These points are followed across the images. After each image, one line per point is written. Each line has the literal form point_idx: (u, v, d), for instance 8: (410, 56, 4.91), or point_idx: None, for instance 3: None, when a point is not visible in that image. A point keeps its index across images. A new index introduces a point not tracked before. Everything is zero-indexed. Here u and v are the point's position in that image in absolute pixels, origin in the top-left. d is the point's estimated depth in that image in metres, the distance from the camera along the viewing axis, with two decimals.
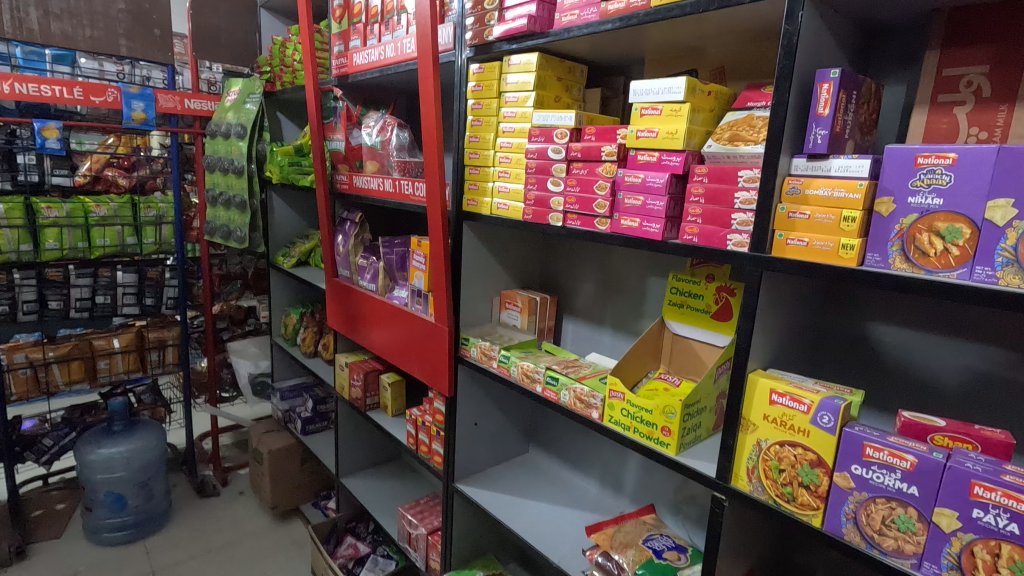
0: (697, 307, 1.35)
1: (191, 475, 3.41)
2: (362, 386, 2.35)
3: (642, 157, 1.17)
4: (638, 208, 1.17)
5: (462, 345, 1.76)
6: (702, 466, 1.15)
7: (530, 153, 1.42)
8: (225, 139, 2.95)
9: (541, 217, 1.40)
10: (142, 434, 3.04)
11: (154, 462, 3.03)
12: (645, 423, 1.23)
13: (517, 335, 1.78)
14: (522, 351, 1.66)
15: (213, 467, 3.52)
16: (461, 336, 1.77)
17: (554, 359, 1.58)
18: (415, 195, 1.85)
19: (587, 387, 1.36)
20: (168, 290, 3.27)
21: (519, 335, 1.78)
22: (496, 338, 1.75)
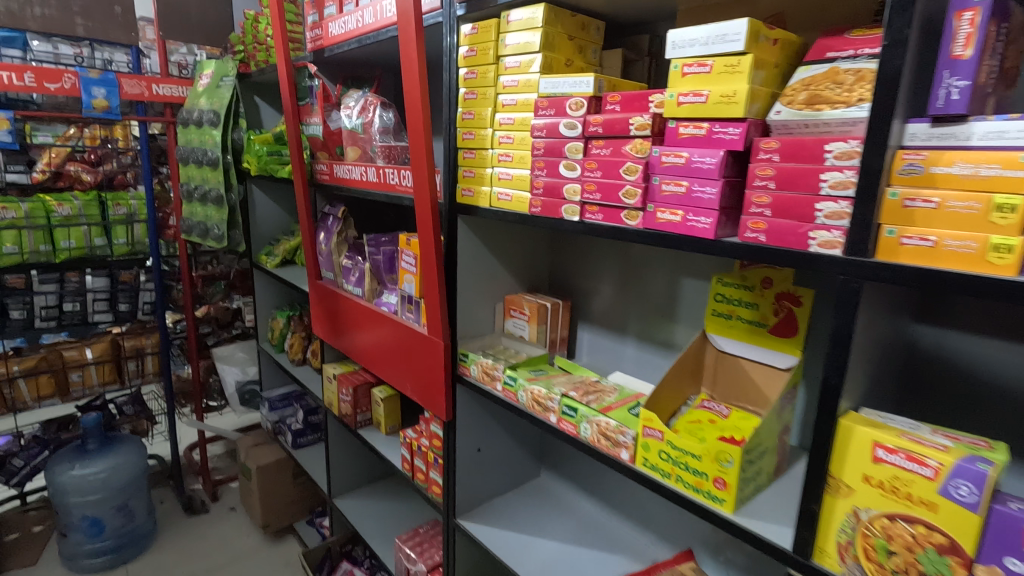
0: (750, 319, 1.08)
1: (177, 491, 3.18)
2: (351, 402, 2.10)
3: (684, 129, 0.89)
4: (681, 198, 0.89)
5: (462, 363, 1.50)
6: (769, 532, 0.90)
7: (537, 130, 1.14)
8: (198, 128, 2.67)
9: (552, 210, 1.12)
10: (120, 451, 2.79)
11: (134, 482, 2.79)
12: (692, 471, 0.97)
13: (526, 348, 1.51)
14: (533, 371, 1.39)
15: (202, 481, 3.29)
16: (459, 351, 1.51)
17: (570, 379, 1.32)
18: (401, 185, 1.58)
19: (614, 421, 1.09)
20: (145, 294, 3.01)
21: (528, 349, 1.51)
22: (501, 354, 1.49)
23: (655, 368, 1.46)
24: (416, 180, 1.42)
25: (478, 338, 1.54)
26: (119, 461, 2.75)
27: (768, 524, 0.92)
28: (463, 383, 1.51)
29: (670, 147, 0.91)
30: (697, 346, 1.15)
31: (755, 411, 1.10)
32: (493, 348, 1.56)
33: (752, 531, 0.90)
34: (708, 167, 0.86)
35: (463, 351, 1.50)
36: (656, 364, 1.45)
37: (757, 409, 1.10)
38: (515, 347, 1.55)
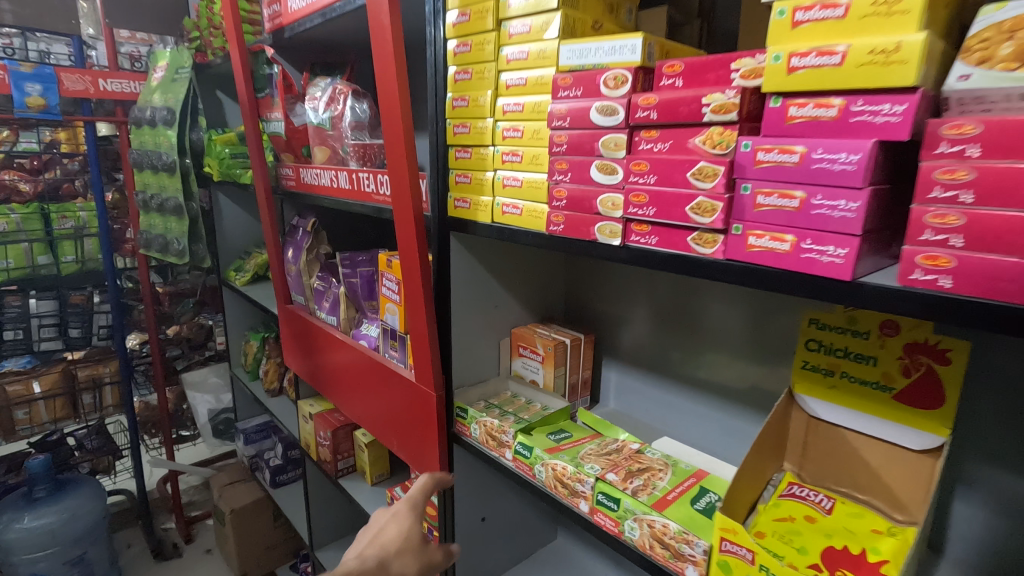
0: (864, 379, 0.77)
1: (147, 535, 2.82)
2: (330, 447, 1.78)
3: (799, 110, 0.56)
4: (791, 216, 0.58)
5: (460, 419, 1.19)
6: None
7: (555, 118, 0.82)
8: (151, 127, 2.30)
9: (580, 229, 0.81)
10: (76, 495, 2.47)
11: (92, 530, 2.48)
12: None
13: (541, 397, 1.20)
14: (552, 435, 1.07)
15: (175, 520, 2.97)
16: (456, 402, 1.20)
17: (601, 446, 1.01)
18: (378, 193, 1.26)
19: (674, 523, 0.78)
20: (100, 317, 2.67)
21: (543, 399, 1.20)
22: (510, 406, 1.17)
23: (699, 419, 1.16)
24: (396, 188, 1.10)
25: (480, 386, 1.23)
26: (72, 508, 2.42)
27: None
28: (461, 444, 1.20)
29: (773, 139, 0.59)
30: (781, 413, 0.83)
31: (884, 512, 0.77)
32: (498, 397, 1.25)
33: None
34: (841, 169, 0.54)
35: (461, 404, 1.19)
36: (701, 414, 1.16)
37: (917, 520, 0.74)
38: (526, 395, 1.23)
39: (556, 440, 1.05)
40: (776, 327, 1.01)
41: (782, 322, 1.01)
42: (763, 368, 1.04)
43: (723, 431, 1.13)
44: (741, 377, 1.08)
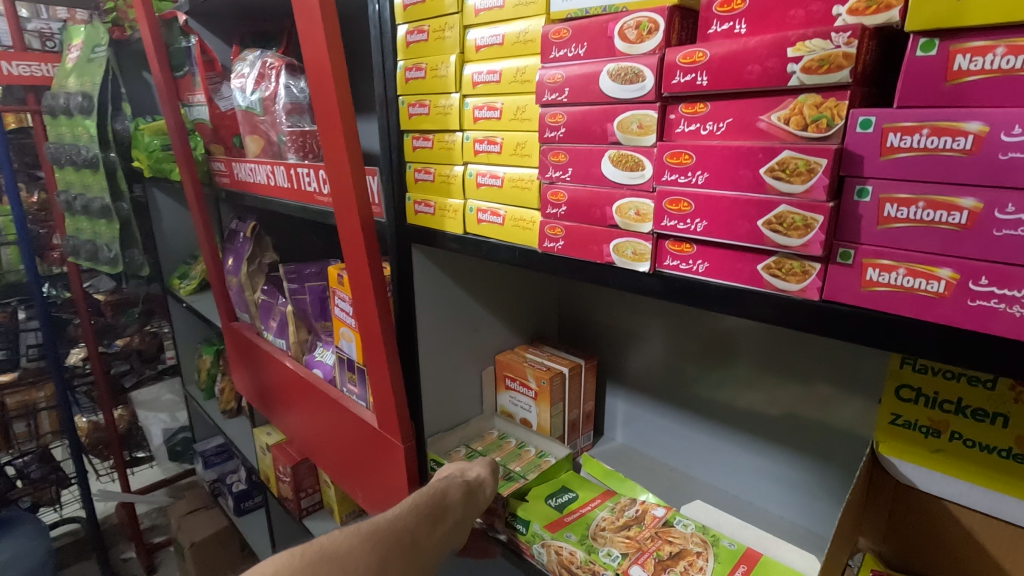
0: (985, 443, 0.56)
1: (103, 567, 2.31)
2: (291, 483, 1.53)
3: (976, 60, 0.33)
4: (951, 240, 0.36)
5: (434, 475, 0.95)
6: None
7: (546, 91, 0.58)
8: (68, 118, 1.90)
9: (588, 249, 0.58)
10: (15, 536, 1.93)
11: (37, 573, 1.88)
12: None
13: (534, 441, 0.97)
14: (552, 499, 0.84)
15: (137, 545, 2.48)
16: (430, 452, 0.97)
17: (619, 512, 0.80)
18: (321, 193, 1.01)
19: None
20: (28, 335, 2.17)
21: (538, 443, 0.97)
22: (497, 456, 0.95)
23: (725, 459, 0.95)
24: (337, 189, 0.85)
25: (458, 431, 1.00)
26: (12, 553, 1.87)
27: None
28: None
29: (922, 112, 0.36)
30: (862, 483, 0.62)
31: None
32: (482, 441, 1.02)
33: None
34: None
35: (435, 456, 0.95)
36: (725, 452, 0.94)
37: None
38: (517, 436, 1.01)
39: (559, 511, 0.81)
40: (823, 353, 0.80)
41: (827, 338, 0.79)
42: (801, 393, 0.83)
43: (755, 473, 0.91)
44: (774, 404, 0.86)
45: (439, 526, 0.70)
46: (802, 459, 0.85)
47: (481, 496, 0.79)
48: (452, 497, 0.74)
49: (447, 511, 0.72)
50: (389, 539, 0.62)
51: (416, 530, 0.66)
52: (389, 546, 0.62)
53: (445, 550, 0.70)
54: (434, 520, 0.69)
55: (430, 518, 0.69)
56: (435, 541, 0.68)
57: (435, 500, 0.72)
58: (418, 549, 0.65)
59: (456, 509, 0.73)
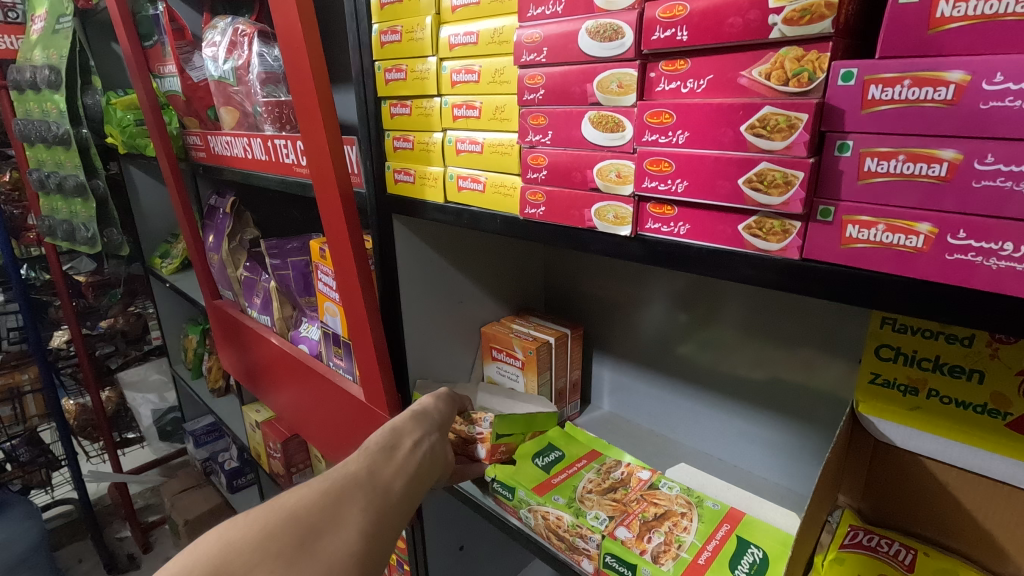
0: (962, 400, 0.57)
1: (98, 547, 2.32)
2: (282, 460, 1.54)
3: (959, 6, 0.33)
4: (931, 194, 0.35)
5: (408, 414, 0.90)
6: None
7: (525, 52, 0.56)
8: (36, 93, 1.82)
9: (569, 213, 0.57)
10: (10, 517, 1.94)
11: (31, 554, 1.91)
12: None
13: (517, 408, 0.95)
14: (538, 459, 0.86)
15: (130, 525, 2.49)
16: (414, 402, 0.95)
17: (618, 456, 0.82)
18: (299, 165, 0.99)
19: None
20: (8, 318, 2.13)
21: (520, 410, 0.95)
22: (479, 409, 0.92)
23: (711, 423, 0.96)
24: (315, 160, 0.83)
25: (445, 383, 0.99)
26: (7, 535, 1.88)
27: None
28: None
29: (903, 62, 0.35)
30: (842, 442, 0.64)
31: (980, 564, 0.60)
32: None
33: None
34: None
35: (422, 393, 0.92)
36: (710, 417, 0.95)
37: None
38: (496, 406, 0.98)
39: (546, 471, 0.83)
40: (803, 317, 0.80)
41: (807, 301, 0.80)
42: (783, 355, 0.84)
43: (739, 437, 0.92)
44: (758, 366, 0.87)
45: (400, 451, 0.66)
46: (784, 421, 0.87)
47: (434, 419, 0.76)
48: (400, 427, 0.71)
49: (399, 437, 0.68)
50: (344, 478, 0.57)
51: (374, 461, 0.61)
52: (346, 482, 0.56)
53: (422, 466, 0.66)
54: (392, 449, 0.65)
55: (386, 447, 0.65)
56: (402, 463, 0.64)
57: (387, 433, 0.68)
58: (382, 476, 0.60)
59: (409, 434, 0.70)
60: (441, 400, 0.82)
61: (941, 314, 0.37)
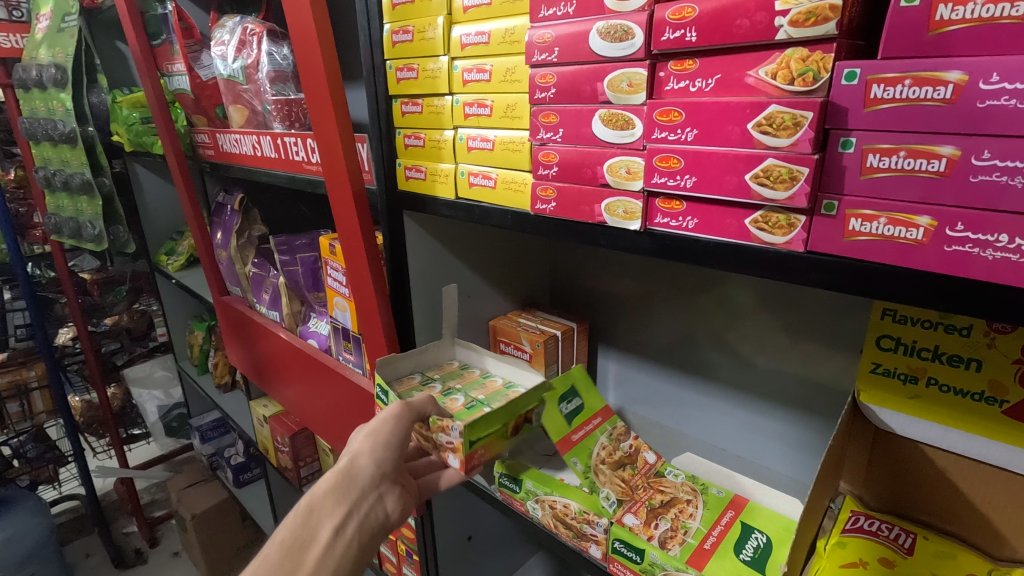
0: (960, 387, 0.59)
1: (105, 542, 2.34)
2: (289, 454, 1.55)
3: (957, 9, 0.34)
4: (930, 188, 0.37)
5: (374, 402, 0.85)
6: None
7: (537, 52, 0.57)
8: (41, 91, 1.83)
9: (579, 208, 0.58)
10: (15, 513, 1.95)
11: (40, 549, 1.94)
12: None
13: (502, 370, 0.90)
14: (564, 403, 0.84)
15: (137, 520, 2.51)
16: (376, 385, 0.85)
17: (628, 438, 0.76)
18: (310, 162, 1.01)
19: None
20: (14, 316, 2.13)
21: (505, 374, 0.91)
22: (458, 388, 0.86)
23: (715, 415, 0.98)
24: (327, 157, 0.84)
25: (414, 355, 0.91)
26: (14, 530, 1.90)
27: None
28: None
29: (904, 63, 0.37)
30: (844, 430, 0.66)
31: (977, 547, 0.62)
32: (440, 371, 0.93)
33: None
34: None
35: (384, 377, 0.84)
36: (714, 409, 0.97)
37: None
38: (479, 366, 0.94)
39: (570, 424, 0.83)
40: (805, 311, 0.82)
41: (809, 293, 0.82)
42: (785, 347, 0.85)
43: (742, 427, 0.95)
44: (760, 357, 0.89)
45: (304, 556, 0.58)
46: (786, 412, 0.89)
47: (366, 478, 0.68)
48: (317, 507, 0.63)
49: (312, 529, 0.61)
50: None
51: None
52: None
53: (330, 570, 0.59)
54: (295, 557, 0.58)
55: (289, 556, 0.58)
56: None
57: (298, 524, 0.60)
58: None
59: (326, 519, 0.62)
60: (385, 437, 0.71)
61: (938, 303, 0.39)
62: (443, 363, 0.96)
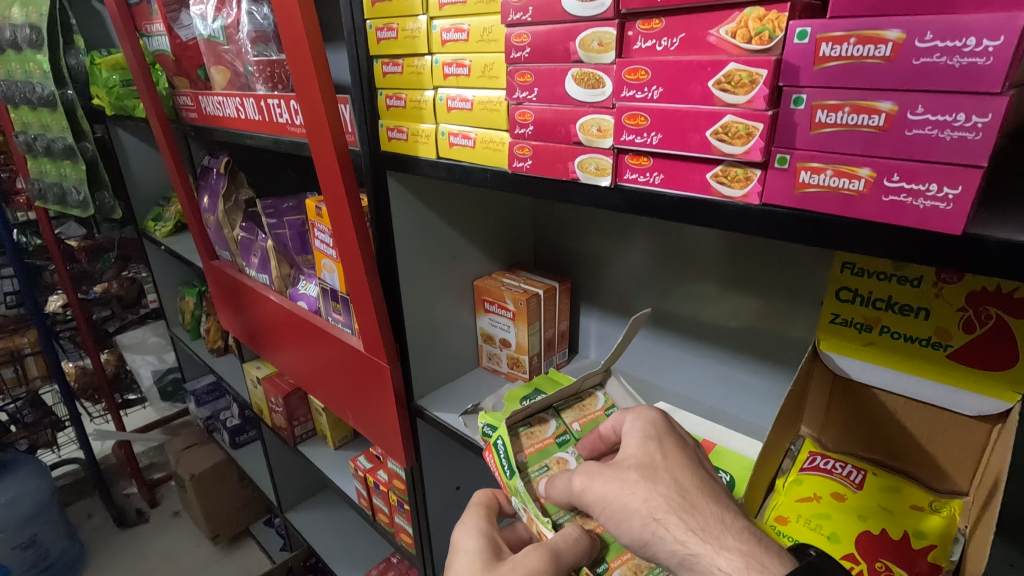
0: (910, 335, 0.63)
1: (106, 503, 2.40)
2: (284, 413, 1.60)
3: None
4: (871, 140, 0.40)
5: (496, 462, 0.70)
6: (629, 470, 0.53)
7: (512, 11, 0.59)
8: (17, 52, 1.79)
9: (553, 165, 0.61)
10: (15, 474, 1.99)
11: (41, 508, 2.01)
12: None
13: None
14: None
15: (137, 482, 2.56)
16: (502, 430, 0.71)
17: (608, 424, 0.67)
18: (294, 124, 1.01)
19: None
20: (3, 283, 2.12)
21: None
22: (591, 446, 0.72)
23: (690, 368, 1.02)
24: (311, 119, 0.86)
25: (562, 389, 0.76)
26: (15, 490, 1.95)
27: (614, 470, 0.54)
28: (425, 419, 1.05)
29: (851, 22, 0.39)
30: (803, 377, 0.69)
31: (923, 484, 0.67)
32: (580, 411, 0.78)
33: (627, 530, 0.51)
34: (963, 65, 0.35)
35: (510, 441, 0.68)
36: (691, 363, 1.02)
37: (964, 489, 0.64)
38: None
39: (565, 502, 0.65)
40: (776, 267, 0.85)
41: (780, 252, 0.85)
42: (758, 304, 0.89)
43: (718, 380, 0.99)
44: (736, 316, 0.93)
45: None
46: (757, 364, 0.93)
47: None
48: None
49: None
50: None
51: None
52: None
53: None
54: None
55: None
56: None
57: None
58: None
59: None
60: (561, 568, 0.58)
61: (871, 248, 0.42)
62: (584, 396, 0.81)
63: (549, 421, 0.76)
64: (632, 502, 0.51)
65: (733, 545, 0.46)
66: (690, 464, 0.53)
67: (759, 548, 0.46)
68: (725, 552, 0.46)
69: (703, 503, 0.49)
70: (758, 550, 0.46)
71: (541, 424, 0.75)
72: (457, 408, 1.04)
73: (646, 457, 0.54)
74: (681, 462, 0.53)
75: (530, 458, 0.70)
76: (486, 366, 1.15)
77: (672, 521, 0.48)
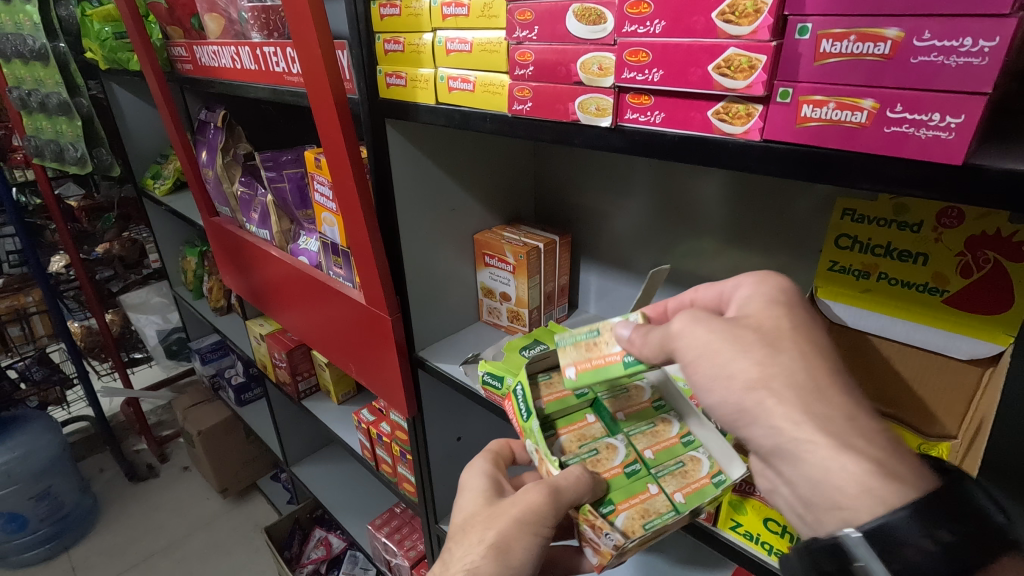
0: (908, 280, 0.64)
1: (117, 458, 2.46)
2: (288, 368, 1.62)
3: None
4: (875, 70, 0.39)
5: (513, 407, 0.72)
6: (750, 330, 0.49)
7: None
8: (5, 3, 1.74)
9: (553, 109, 0.60)
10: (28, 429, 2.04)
11: (54, 461, 2.06)
12: None
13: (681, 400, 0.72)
14: None
15: (146, 439, 2.62)
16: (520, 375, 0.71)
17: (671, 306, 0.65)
18: (291, 73, 1.00)
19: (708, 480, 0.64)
20: (6, 242, 2.11)
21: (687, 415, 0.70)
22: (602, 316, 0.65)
23: None
24: (309, 66, 0.84)
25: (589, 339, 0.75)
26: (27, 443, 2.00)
27: (729, 323, 0.50)
28: (426, 369, 1.07)
29: None
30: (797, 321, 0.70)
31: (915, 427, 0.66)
32: None
33: (722, 395, 0.48)
34: None
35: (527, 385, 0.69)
36: None
37: (952, 433, 0.64)
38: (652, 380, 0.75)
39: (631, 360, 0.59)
40: (776, 220, 0.85)
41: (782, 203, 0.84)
42: (757, 257, 0.89)
43: None
44: (735, 270, 0.93)
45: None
46: None
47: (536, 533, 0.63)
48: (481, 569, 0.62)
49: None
50: None
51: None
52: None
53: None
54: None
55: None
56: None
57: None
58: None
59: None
60: (563, 505, 0.61)
61: (870, 184, 0.42)
62: None
63: (568, 372, 0.76)
64: (746, 367, 0.47)
65: (861, 449, 0.43)
66: (819, 344, 0.48)
67: (890, 458, 0.43)
68: (849, 453, 0.43)
69: (833, 392, 0.45)
70: (890, 460, 0.43)
71: (560, 375, 0.75)
72: (456, 359, 1.05)
73: (771, 323, 0.49)
74: (811, 338, 0.48)
75: (548, 405, 0.71)
76: (486, 320, 1.16)
77: (788, 397, 0.45)
